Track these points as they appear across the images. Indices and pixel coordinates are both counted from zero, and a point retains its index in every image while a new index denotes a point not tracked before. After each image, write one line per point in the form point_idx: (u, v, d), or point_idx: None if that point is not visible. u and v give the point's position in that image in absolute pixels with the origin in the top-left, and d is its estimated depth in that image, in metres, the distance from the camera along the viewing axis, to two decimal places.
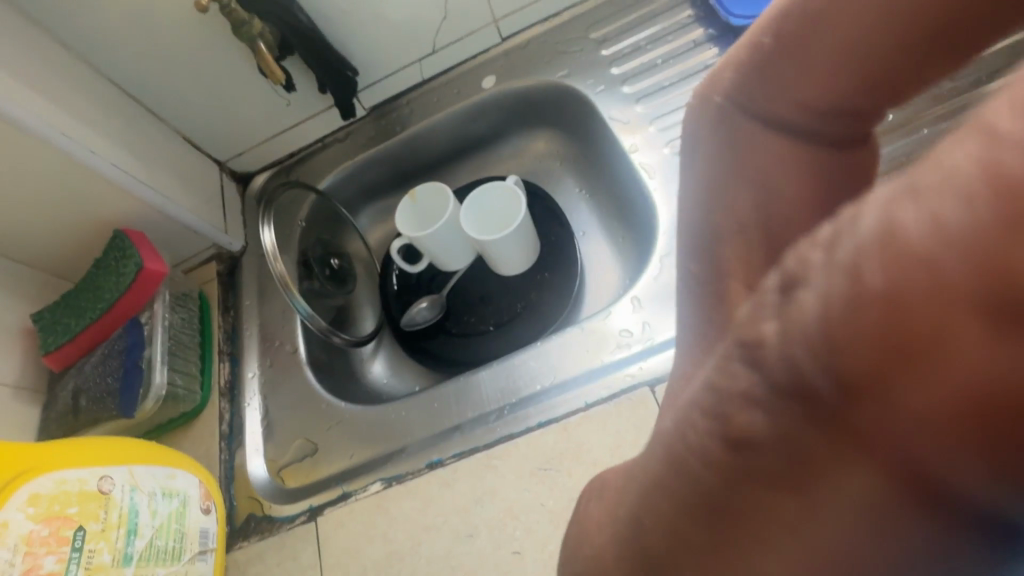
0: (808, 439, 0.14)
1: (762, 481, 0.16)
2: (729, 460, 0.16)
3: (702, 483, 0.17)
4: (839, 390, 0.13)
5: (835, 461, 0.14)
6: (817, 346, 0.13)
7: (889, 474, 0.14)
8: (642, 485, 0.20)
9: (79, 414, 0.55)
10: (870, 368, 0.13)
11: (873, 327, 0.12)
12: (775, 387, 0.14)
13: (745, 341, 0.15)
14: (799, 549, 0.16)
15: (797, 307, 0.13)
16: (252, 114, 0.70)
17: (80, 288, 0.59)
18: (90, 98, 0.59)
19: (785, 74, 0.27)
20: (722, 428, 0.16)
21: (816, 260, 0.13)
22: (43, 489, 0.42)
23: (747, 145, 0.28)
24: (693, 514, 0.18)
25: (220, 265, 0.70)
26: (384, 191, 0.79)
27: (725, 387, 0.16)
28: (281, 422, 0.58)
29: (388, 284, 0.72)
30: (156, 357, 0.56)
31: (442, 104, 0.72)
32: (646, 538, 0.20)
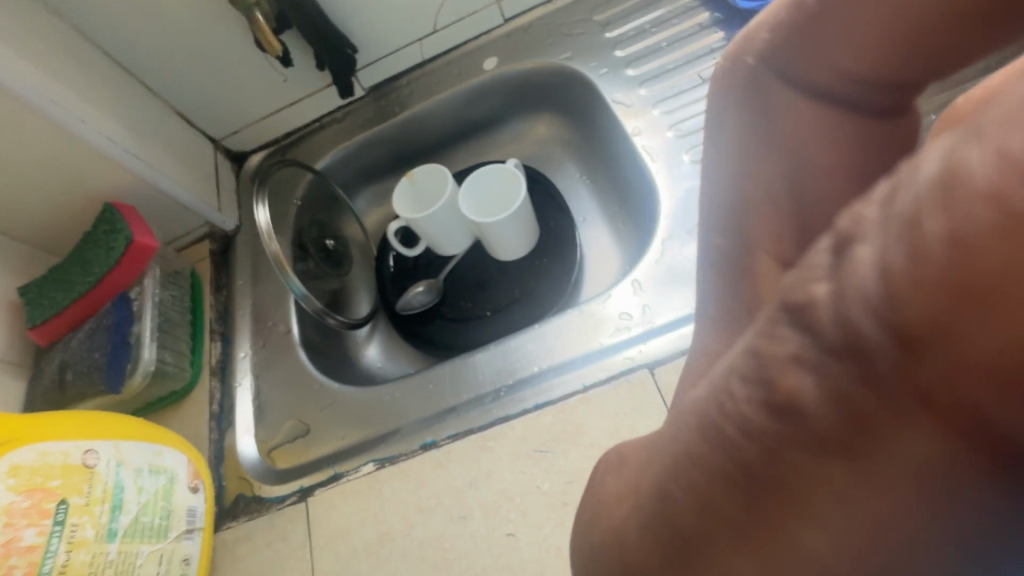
0: (859, 399, 0.14)
1: (810, 446, 0.15)
2: (778, 420, 0.15)
3: (746, 448, 0.16)
4: (903, 343, 0.13)
5: (892, 418, 0.14)
6: (874, 300, 0.13)
7: (945, 429, 0.14)
8: (668, 455, 0.20)
9: (65, 389, 0.54)
10: (930, 319, 0.12)
11: (935, 277, 0.12)
12: (829, 345, 0.14)
13: (796, 300, 0.15)
14: (850, 513, 0.16)
15: (855, 264, 0.13)
16: (249, 90, 0.68)
17: (67, 262, 0.57)
18: (82, 67, 0.57)
19: (819, 37, 0.26)
20: (771, 388, 0.15)
21: (875, 219, 0.13)
22: (25, 460, 0.40)
23: (770, 106, 0.29)
24: (737, 483, 0.17)
25: (213, 244, 0.68)
26: (382, 173, 0.77)
27: (770, 351, 0.15)
28: (273, 402, 0.57)
29: (384, 266, 0.71)
30: (145, 333, 0.55)
31: (443, 85, 0.71)
32: (677, 511, 0.19)
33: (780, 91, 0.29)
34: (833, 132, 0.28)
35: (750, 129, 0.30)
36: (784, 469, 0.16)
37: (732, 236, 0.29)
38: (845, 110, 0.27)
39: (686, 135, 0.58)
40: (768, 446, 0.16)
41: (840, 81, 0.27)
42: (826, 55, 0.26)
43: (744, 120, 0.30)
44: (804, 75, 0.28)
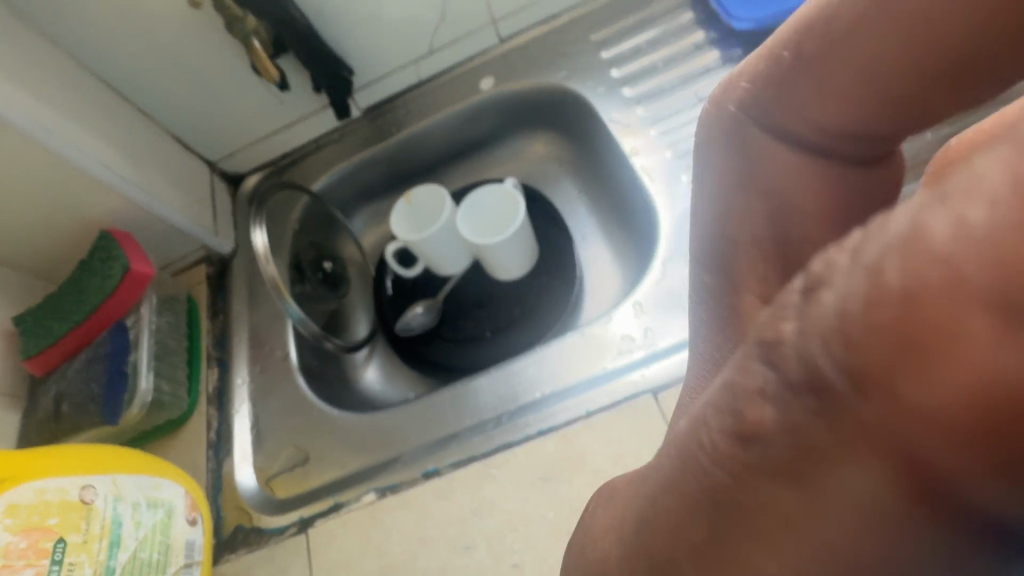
0: (817, 434, 0.14)
1: (770, 486, 0.15)
2: (748, 447, 0.15)
3: (712, 471, 0.16)
4: (857, 381, 0.13)
5: (841, 459, 0.14)
6: (834, 341, 0.12)
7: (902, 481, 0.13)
8: (652, 487, 0.19)
9: (61, 420, 0.53)
10: (879, 362, 0.12)
11: (888, 321, 0.12)
12: (790, 384, 0.14)
13: (767, 337, 0.14)
14: (795, 552, 0.16)
15: (818, 303, 0.13)
16: (244, 113, 0.68)
17: (62, 290, 0.57)
18: (77, 94, 0.57)
19: (793, 96, 0.29)
20: (745, 414, 0.15)
21: (845, 257, 0.12)
22: (22, 499, 0.40)
23: (750, 152, 0.30)
24: (704, 511, 0.17)
25: (209, 268, 0.68)
26: (379, 193, 0.77)
27: (741, 383, 0.15)
28: (271, 430, 0.57)
29: (383, 288, 0.70)
30: (142, 362, 0.54)
31: (439, 105, 0.71)
32: (653, 543, 0.19)
33: (758, 134, 0.30)
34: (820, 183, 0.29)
35: (728, 171, 0.31)
36: (746, 507, 0.16)
37: (727, 269, 0.29)
38: (822, 158, 0.30)
39: (684, 155, 0.59)
40: (730, 482, 0.16)
41: (816, 132, 0.29)
42: (807, 110, 0.29)
43: (724, 164, 0.31)
44: (781, 123, 0.30)
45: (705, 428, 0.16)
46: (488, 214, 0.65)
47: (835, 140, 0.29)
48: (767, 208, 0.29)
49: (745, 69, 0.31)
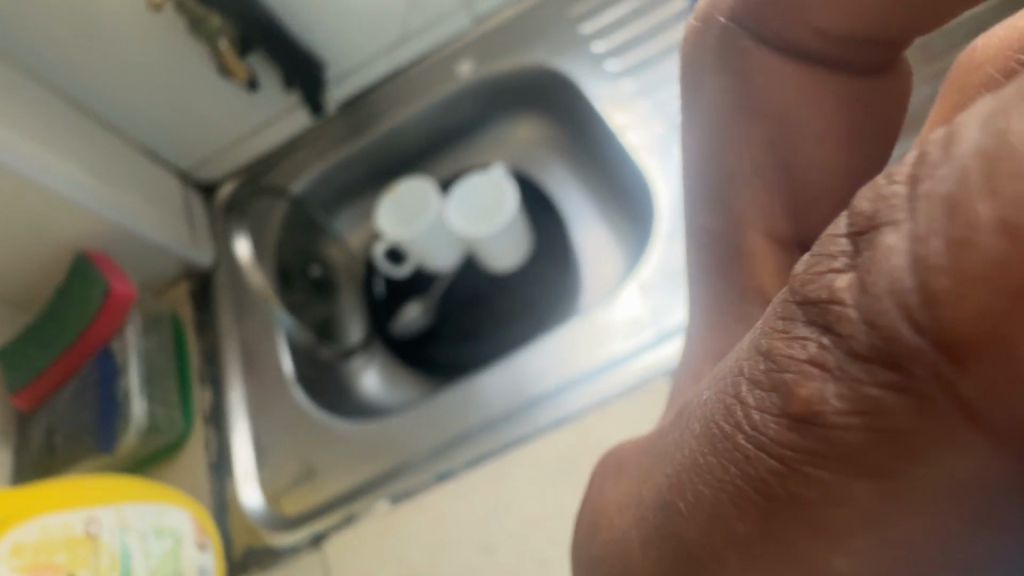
0: (893, 399, 0.13)
1: (836, 455, 0.14)
2: (809, 421, 0.14)
3: (774, 453, 0.15)
4: (947, 343, 0.12)
5: (932, 427, 0.13)
6: (909, 301, 0.12)
7: (1003, 446, 0.13)
8: (681, 469, 0.19)
9: (56, 453, 0.51)
10: (973, 320, 0.12)
11: (978, 272, 0.12)
12: (858, 348, 0.13)
13: (816, 298, 0.14)
14: (876, 521, 0.15)
15: (880, 256, 0.13)
16: (215, 117, 0.65)
17: (42, 318, 0.54)
18: (35, 109, 0.54)
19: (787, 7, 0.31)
20: (802, 388, 0.14)
21: (903, 210, 0.12)
22: (28, 538, 0.39)
23: (746, 69, 0.33)
24: (762, 495, 0.16)
25: (192, 283, 0.65)
26: (362, 190, 0.74)
27: (792, 355, 0.15)
28: (274, 445, 0.55)
29: (374, 291, 0.69)
30: (133, 389, 0.51)
31: (417, 94, 0.69)
32: (679, 525, 0.19)
33: (754, 48, 0.33)
34: (812, 92, 0.33)
35: (729, 94, 0.34)
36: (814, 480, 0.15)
37: None
38: (813, 65, 0.33)
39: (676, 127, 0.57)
40: (790, 455, 0.15)
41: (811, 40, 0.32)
42: (802, 17, 0.31)
43: (722, 83, 0.34)
44: (774, 33, 0.32)
45: (740, 397, 0.16)
46: (478, 203, 0.62)
47: (836, 46, 0.32)
48: (772, 134, 0.33)
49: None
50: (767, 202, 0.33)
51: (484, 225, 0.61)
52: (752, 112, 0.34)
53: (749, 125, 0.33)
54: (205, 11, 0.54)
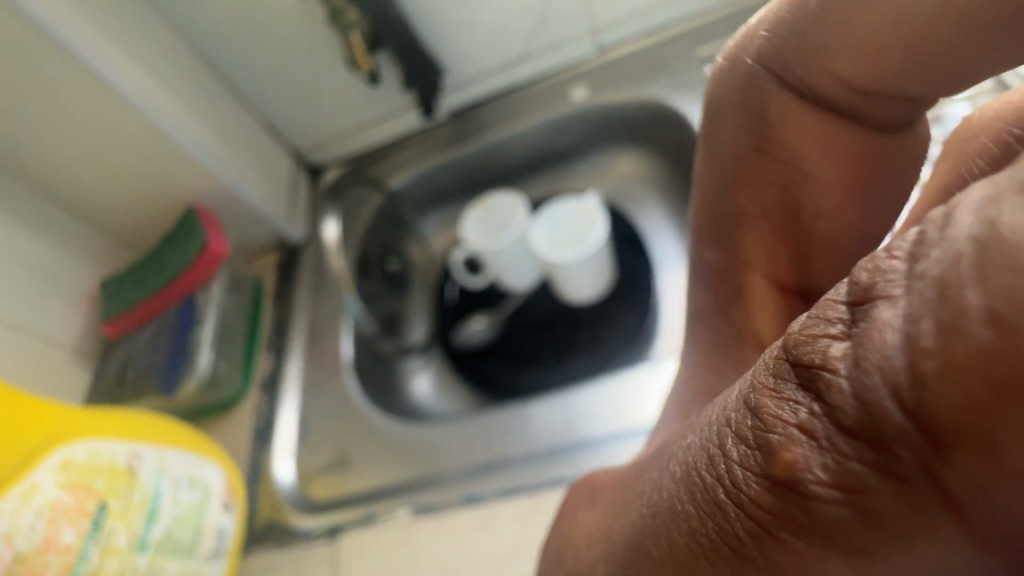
0: (873, 480, 0.11)
1: (812, 533, 0.12)
2: (783, 492, 0.12)
3: (743, 518, 0.13)
4: (934, 430, 0.10)
5: (916, 522, 0.11)
6: (898, 377, 0.10)
7: (1001, 556, 0.11)
8: (651, 513, 0.17)
9: (124, 385, 0.54)
10: (969, 411, 0.10)
11: (971, 356, 0.10)
12: (846, 422, 0.11)
13: (807, 360, 0.12)
14: None
15: (874, 326, 0.11)
16: (335, 107, 0.70)
17: (147, 260, 0.58)
18: (185, 77, 0.60)
19: (813, 39, 0.24)
20: (781, 458, 0.12)
21: (898, 285, 0.11)
22: (77, 456, 0.39)
23: (770, 116, 0.27)
24: (724, 560, 0.14)
25: (280, 255, 0.69)
26: (454, 197, 0.75)
27: (772, 415, 0.12)
28: (315, 426, 0.55)
29: (445, 297, 0.69)
30: (204, 339, 0.53)
31: (526, 112, 0.69)
32: (649, 571, 0.16)
33: (776, 92, 0.27)
34: (835, 147, 0.27)
35: (745, 136, 0.28)
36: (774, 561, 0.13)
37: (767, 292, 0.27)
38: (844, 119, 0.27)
39: None
40: (764, 522, 0.13)
41: (844, 89, 0.25)
42: (824, 57, 0.24)
43: (740, 124, 0.28)
44: (804, 79, 0.26)
45: (721, 450, 0.14)
46: (562, 229, 0.60)
47: (868, 99, 0.25)
48: (786, 194, 0.28)
49: (769, 11, 0.26)
50: (773, 251, 0.29)
51: (566, 251, 0.58)
52: (769, 164, 0.28)
53: (762, 173, 0.28)
54: (345, 4, 0.57)
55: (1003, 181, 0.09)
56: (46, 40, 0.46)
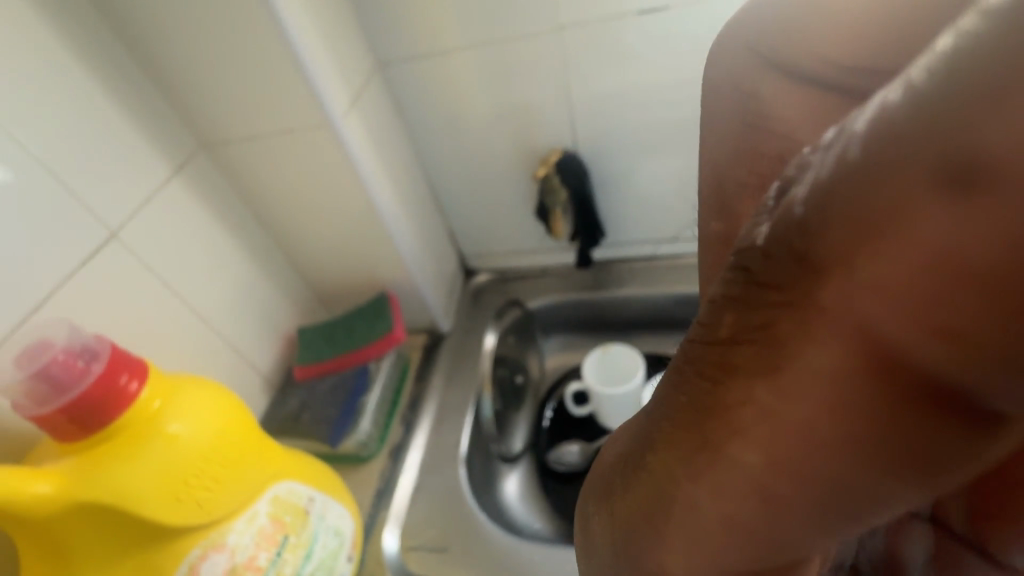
0: (790, 297, 0.20)
1: (768, 348, 0.21)
2: (759, 329, 0.21)
3: (723, 338, 0.22)
4: (805, 256, 0.19)
5: (813, 330, 0.19)
6: (801, 226, 0.19)
7: (873, 362, 0.19)
8: (669, 374, 0.26)
9: (297, 424, 0.67)
10: (840, 244, 0.18)
11: (844, 209, 0.18)
12: (773, 267, 0.20)
13: (759, 235, 0.21)
14: (784, 427, 0.21)
15: (794, 198, 0.20)
16: (508, 235, 0.86)
17: (340, 324, 0.74)
18: (414, 196, 0.77)
19: (797, 31, 0.35)
20: (755, 291, 0.21)
21: (814, 167, 0.19)
22: (282, 492, 0.48)
23: (755, 80, 0.38)
24: (711, 390, 0.23)
25: (427, 339, 0.83)
26: (574, 328, 0.89)
27: (752, 261, 0.21)
28: (425, 505, 0.66)
29: (542, 419, 0.83)
30: (368, 406, 0.67)
31: (659, 282, 0.83)
32: (665, 429, 0.25)
33: (778, 75, 0.37)
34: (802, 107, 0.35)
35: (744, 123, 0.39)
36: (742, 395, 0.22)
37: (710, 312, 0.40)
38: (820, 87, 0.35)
39: None
40: (736, 347, 0.22)
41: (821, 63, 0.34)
42: (803, 45, 0.35)
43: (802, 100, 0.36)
44: (792, 51, 0.36)
45: (721, 300, 0.23)
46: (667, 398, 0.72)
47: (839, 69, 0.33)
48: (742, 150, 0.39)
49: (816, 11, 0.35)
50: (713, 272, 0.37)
51: None
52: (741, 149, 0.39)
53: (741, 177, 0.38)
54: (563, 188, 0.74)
55: (845, 128, 0.18)
56: (352, 172, 0.63)
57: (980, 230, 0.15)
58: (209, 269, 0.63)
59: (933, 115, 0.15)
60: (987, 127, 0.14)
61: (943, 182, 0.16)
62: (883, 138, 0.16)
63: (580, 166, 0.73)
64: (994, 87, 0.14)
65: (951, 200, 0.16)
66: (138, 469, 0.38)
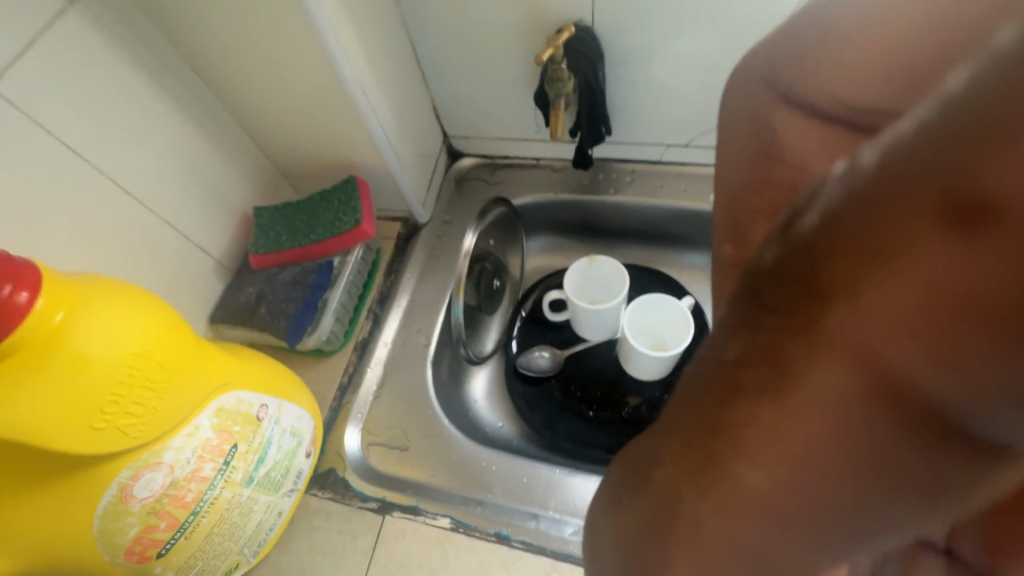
0: (775, 328, 0.16)
1: (760, 377, 0.17)
2: (739, 364, 0.17)
3: (709, 373, 0.19)
4: (807, 283, 0.15)
5: (802, 363, 0.16)
6: (807, 247, 0.15)
7: (878, 395, 0.15)
8: (670, 404, 0.22)
9: (253, 315, 0.62)
10: (838, 267, 0.15)
11: (848, 231, 0.14)
12: (768, 294, 0.16)
13: (760, 262, 0.18)
14: (779, 454, 0.17)
15: (800, 224, 0.16)
16: (500, 117, 0.75)
17: (301, 208, 0.67)
18: (391, 59, 0.64)
19: (813, 59, 0.30)
20: (743, 315, 0.17)
21: (824, 191, 0.16)
22: (227, 403, 0.45)
23: (768, 113, 0.31)
24: (700, 425, 0.19)
25: (403, 228, 0.76)
26: (563, 228, 0.83)
27: (753, 288, 0.17)
28: (390, 402, 0.66)
29: (518, 313, 0.81)
30: (330, 303, 0.63)
31: (662, 192, 0.75)
32: (662, 468, 0.21)
33: (783, 107, 0.30)
34: (813, 140, 0.29)
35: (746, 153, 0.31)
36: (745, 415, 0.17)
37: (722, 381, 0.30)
38: (838, 127, 0.28)
39: None
40: (721, 379, 0.18)
41: (834, 104, 0.28)
42: (821, 77, 0.29)
43: (812, 136, 0.29)
44: (802, 95, 0.30)
45: (719, 333, 0.19)
46: (641, 320, 0.72)
47: (856, 111, 0.27)
48: (756, 172, 0.30)
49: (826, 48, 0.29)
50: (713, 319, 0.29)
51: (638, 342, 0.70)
52: (756, 171, 0.30)
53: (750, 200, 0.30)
54: (568, 76, 0.61)
55: (854, 156, 0.15)
56: (306, 21, 0.50)
57: (998, 266, 0.12)
58: (131, 134, 0.53)
59: (950, 129, 0.12)
60: (1015, 144, 0.11)
61: (943, 205, 0.12)
62: (889, 163, 0.14)
63: (592, 45, 0.60)
64: (989, 117, 0.12)
65: (953, 233, 0.12)
66: (38, 394, 0.33)
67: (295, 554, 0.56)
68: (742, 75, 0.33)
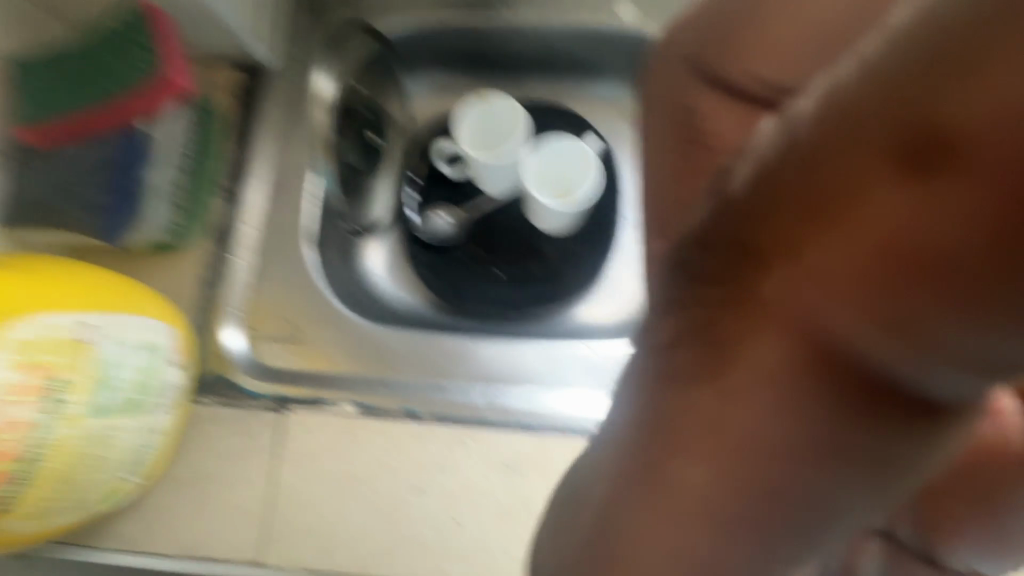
0: (723, 276, 0.18)
1: (722, 315, 0.19)
2: (682, 308, 0.20)
3: (668, 327, 0.20)
4: (743, 243, 0.18)
5: (756, 315, 0.18)
6: (770, 184, 0.17)
7: (820, 355, 0.17)
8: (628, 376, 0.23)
9: (48, 205, 0.53)
10: (777, 213, 0.17)
11: (794, 172, 0.16)
12: (702, 228, 0.19)
13: (697, 226, 0.20)
14: (735, 434, 0.19)
15: (735, 174, 0.18)
16: None
17: (82, 57, 0.52)
18: None
19: (726, 42, 0.39)
20: (681, 269, 0.20)
21: (765, 142, 0.18)
22: (25, 335, 0.38)
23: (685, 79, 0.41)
24: (661, 384, 0.20)
25: (242, 77, 0.60)
26: (452, 63, 0.70)
27: (692, 241, 0.20)
28: (268, 291, 0.58)
29: (411, 174, 0.69)
30: (150, 186, 0.54)
31: (560, 7, 0.64)
32: (626, 439, 0.22)
33: (704, 84, 0.40)
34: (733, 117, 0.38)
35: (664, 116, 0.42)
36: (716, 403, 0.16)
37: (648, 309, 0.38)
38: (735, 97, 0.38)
39: None
40: (681, 332, 0.20)
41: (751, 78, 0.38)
42: (740, 53, 0.38)
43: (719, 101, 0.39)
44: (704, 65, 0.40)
45: (663, 295, 0.21)
46: (546, 168, 0.65)
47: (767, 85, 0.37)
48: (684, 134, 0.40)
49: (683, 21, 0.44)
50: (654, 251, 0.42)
51: (541, 193, 0.65)
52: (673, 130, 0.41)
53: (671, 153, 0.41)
54: None
55: (783, 112, 0.18)
56: None
57: (962, 218, 0.14)
58: None
59: (895, 66, 0.14)
60: (991, 68, 0.12)
61: (897, 145, 0.14)
62: (825, 108, 0.15)
63: None
64: (932, 50, 0.13)
65: (909, 176, 0.14)
66: None
67: (195, 465, 0.53)
68: (672, 43, 0.43)
